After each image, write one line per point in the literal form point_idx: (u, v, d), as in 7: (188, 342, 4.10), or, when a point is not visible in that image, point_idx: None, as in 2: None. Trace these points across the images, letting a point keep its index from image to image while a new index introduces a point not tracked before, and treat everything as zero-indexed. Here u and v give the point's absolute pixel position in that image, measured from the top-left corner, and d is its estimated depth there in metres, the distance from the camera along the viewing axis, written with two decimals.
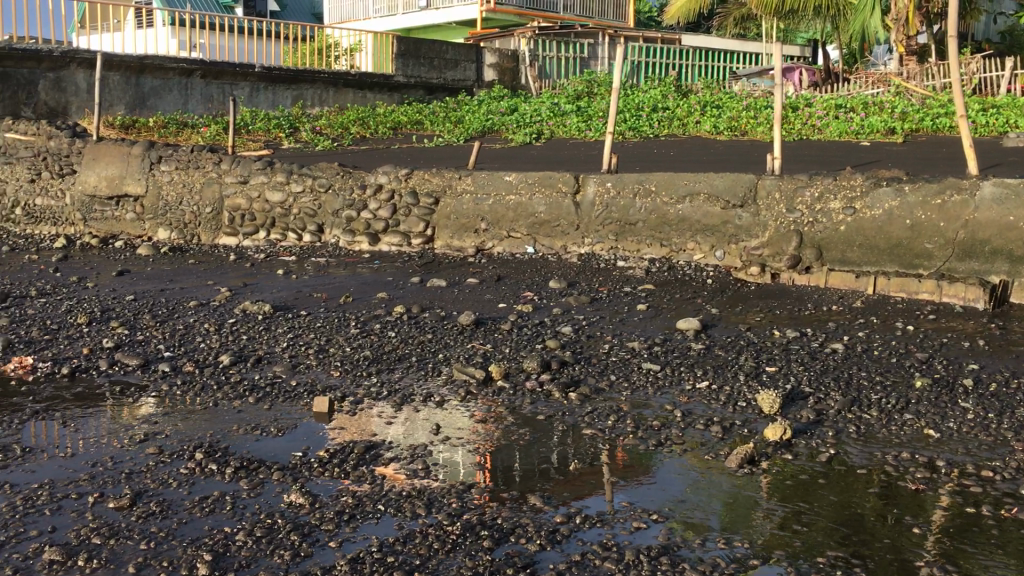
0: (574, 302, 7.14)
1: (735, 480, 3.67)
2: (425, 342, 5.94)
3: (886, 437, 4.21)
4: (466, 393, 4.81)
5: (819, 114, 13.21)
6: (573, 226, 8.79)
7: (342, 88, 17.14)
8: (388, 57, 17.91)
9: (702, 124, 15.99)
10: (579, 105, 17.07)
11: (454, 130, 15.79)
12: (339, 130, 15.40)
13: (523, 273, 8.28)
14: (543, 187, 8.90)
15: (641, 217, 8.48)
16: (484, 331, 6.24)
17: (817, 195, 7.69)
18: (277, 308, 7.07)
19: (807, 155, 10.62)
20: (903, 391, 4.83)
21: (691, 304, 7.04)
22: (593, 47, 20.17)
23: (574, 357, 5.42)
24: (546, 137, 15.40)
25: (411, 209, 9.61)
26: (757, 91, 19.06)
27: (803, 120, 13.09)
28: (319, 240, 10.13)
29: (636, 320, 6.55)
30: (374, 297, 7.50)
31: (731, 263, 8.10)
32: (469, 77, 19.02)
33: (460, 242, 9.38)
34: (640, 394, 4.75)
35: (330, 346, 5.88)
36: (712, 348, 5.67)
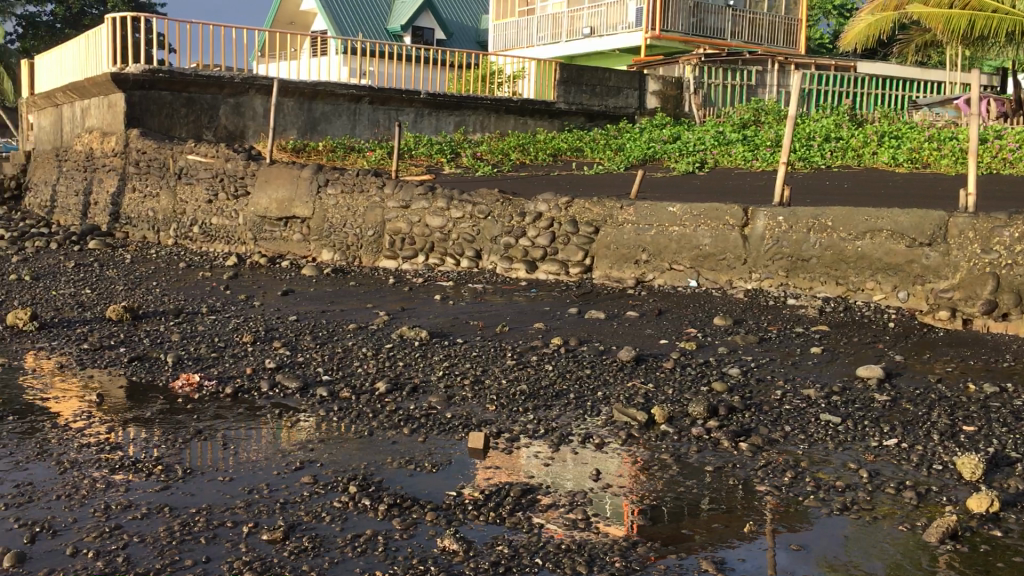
0: (740, 341, 6.75)
1: (927, 550, 3.23)
2: (583, 377, 5.71)
3: None
4: (627, 436, 4.53)
5: (1011, 147, 12.24)
6: (740, 261, 8.40)
7: (504, 115, 17.27)
8: (551, 85, 17.89)
9: (877, 156, 15.17)
10: (745, 134, 16.54)
11: (615, 158, 15.60)
12: (499, 156, 15.48)
13: (685, 308, 7.96)
14: (709, 219, 8.55)
15: (815, 253, 8.00)
16: (645, 369, 5.95)
17: (1018, 235, 6.97)
18: (433, 334, 7.03)
19: (1002, 191, 9.83)
20: None
21: (870, 349, 6.52)
22: (762, 74, 19.51)
23: (743, 403, 5.06)
24: (710, 166, 14.98)
25: (571, 238, 9.44)
26: (940, 121, 17.96)
27: (994, 153, 12.16)
28: (476, 266, 10.11)
29: (810, 365, 6.09)
30: (531, 327, 7.35)
31: (915, 306, 7.51)
32: (631, 105, 18.88)
33: (619, 273, 9.13)
34: (820, 448, 4.34)
35: (486, 378, 5.74)
36: (898, 401, 5.16)
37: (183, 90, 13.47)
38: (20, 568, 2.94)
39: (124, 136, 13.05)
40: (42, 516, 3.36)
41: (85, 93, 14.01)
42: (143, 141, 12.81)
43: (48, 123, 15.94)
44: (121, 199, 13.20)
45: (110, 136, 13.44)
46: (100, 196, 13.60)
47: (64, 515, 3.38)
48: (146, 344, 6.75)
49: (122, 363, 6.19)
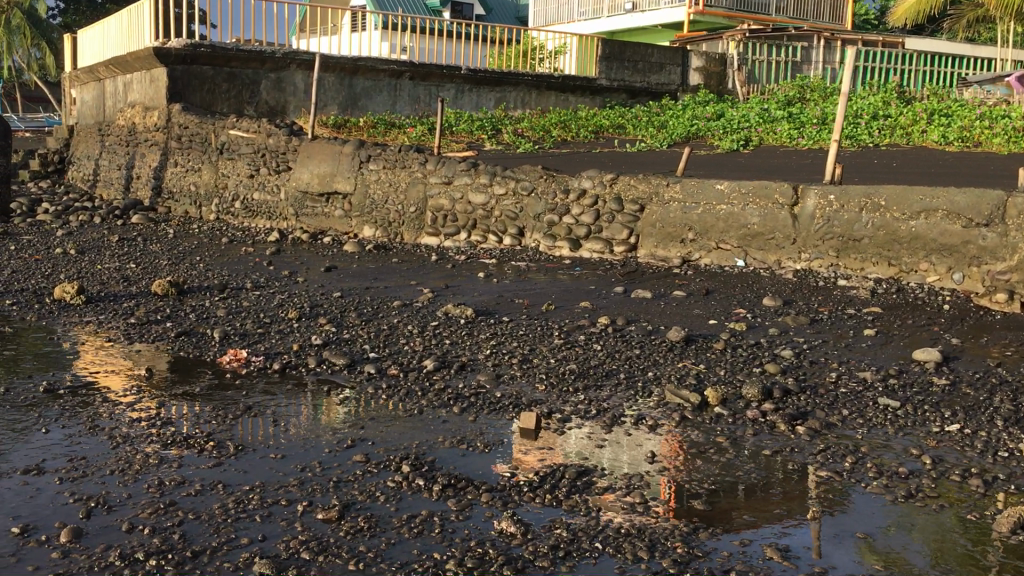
0: (791, 322, 6.62)
1: (968, 531, 3.18)
2: (632, 358, 5.63)
3: None
4: (680, 418, 4.45)
5: None
6: (789, 240, 8.25)
7: (545, 91, 17.11)
8: (593, 61, 17.66)
9: (927, 133, 14.87)
10: (790, 111, 16.24)
11: (658, 135, 15.40)
12: (540, 133, 15.34)
13: (733, 288, 7.84)
14: (758, 198, 8.40)
15: (867, 233, 7.83)
16: (695, 350, 5.85)
17: None
18: (479, 312, 6.97)
19: None
20: None
21: (925, 331, 6.36)
22: (807, 50, 19.13)
23: (798, 385, 4.95)
24: (755, 144, 14.75)
25: (615, 216, 9.33)
26: (992, 99, 17.51)
27: None
28: (519, 244, 10.04)
29: (864, 347, 5.95)
30: (577, 306, 7.28)
31: (971, 288, 7.29)
32: (674, 81, 18.65)
33: (665, 251, 9.01)
34: (880, 432, 4.22)
35: (534, 357, 5.68)
36: (958, 385, 5.01)
37: (224, 65, 13.47)
38: (78, 543, 2.93)
39: (167, 111, 13.11)
40: (97, 490, 3.36)
41: (127, 67, 14.09)
42: (186, 116, 12.85)
43: (91, 97, 16.07)
44: (163, 174, 13.28)
45: (151, 110, 13.51)
46: (143, 170, 13.69)
47: (119, 490, 3.37)
48: (192, 318, 6.77)
49: (169, 337, 6.21)
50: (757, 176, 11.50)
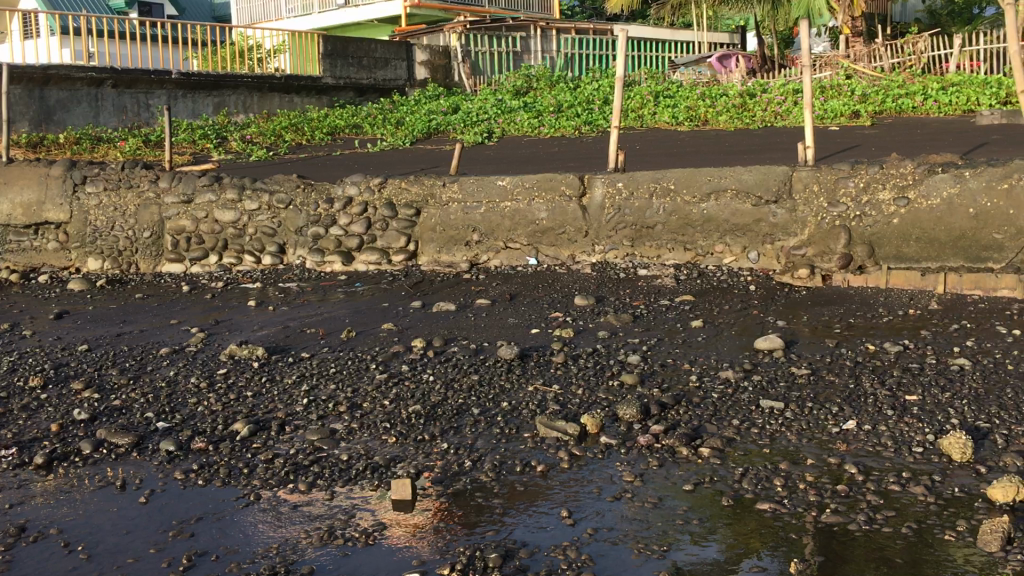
0: (615, 321, 6.23)
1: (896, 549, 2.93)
2: (475, 386, 4.95)
3: None
4: (570, 458, 3.86)
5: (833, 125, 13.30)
6: (581, 234, 7.86)
7: (267, 93, 15.65)
8: (314, 59, 16.56)
9: (657, 115, 15.25)
10: (526, 101, 16.12)
11: (398, 132, 14.47)
12: (272, 138, 13.92)
13: (536, 289, 7.37)
14: (543, 191, 7.96)
15: (660, 219, 7.58)
16: (536, 367, 5.28)
17: (862, 185, 6.80)
18: (270, 351, 6.00)
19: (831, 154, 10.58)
20: None
21: (747, 317, 6.18)
22: (526, 40, 19.32)
23: (670, 396, 4.49)
24: (498, 136, 14.39)
25: (389, 223, 8.47)
26: (703, 78, 18.53)
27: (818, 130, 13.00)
28: (281, 262, 8.88)
29: (702, 342, 5.64)
30: (380, 329, 6.46)
31: (767, 266, 7.23)
32: (401, 77, 17.80)
33: (449, 256, 8.30)
34: (784, 441, 3.84)
35: (362, 400, 4.84)
36: (820, 373, 4.76)
37: None
38: None
39: None
40: None
41: None
42: None
43: None
44: None
45: None
46: None
47: None
48: None
49: None
50: (538, 169, 10.98)
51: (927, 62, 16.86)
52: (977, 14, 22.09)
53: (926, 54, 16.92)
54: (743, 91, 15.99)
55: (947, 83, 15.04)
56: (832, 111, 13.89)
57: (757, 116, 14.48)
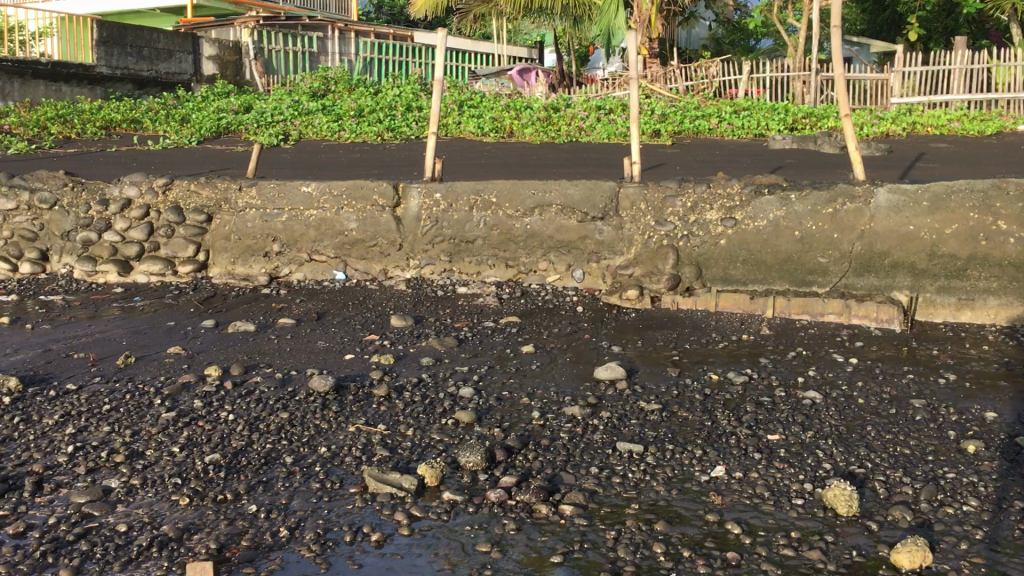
0: (438, 346, 5.64)
1: None
2: (285, 427, 4.20)
3: (1006, 524, 3.12)
4: (410, 521, 3.24)
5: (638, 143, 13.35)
6: (394, 247, 7.20)
7: (30, 79, 13.57)
8: (86, 46, 14.75)
9: (462, 124, 14.76)
10: (324, 103, 15.20)
11: (183, 130, 13.09)
12: (35, 129, 12.21)
13: (345, 308, 6.64)
14: (353, 200, 7.24)
15: (480, 233, 7.06)
16: (354, 402, 4.59)
17: (689, 205, 6.62)
18: (27, 382, 4.94)
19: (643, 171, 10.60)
20: (935, 446, 3.80)
21: (579, 342, 5.78)
22: (323, 41, 18.49)
23: (516, 439, 3.98)
24: (294, 139, 13.40)
25: (175, 229, 7.45)
26: (505, 90, 18.31)
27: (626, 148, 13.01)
28: (42, 270, 7.57)
29: (537, 370, 5.16)
30: (165, 354, 5.53)
31: (592, 285, 6.89)
32: (186, 70, 16.32)
33: (245, 268, 7.39)
34: (652, 493, 3.42)
35: (146, 448, 3.97)
36: (670, 409, 4.41)
37: None
38: None
39: None
40: None
41: None
42: None
43: None
44: None
45: None
46: None
47: None
48: None
49: None
50: (342, 176, 10.17)
51: (718, 86, 17.42)
52: (751, 45, 23.44)
53: (718, 78, 17.55)
54: (547, 105, 15.89)
55: (740, 107, 15.57)
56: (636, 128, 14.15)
57: (563, 130, 14.37)
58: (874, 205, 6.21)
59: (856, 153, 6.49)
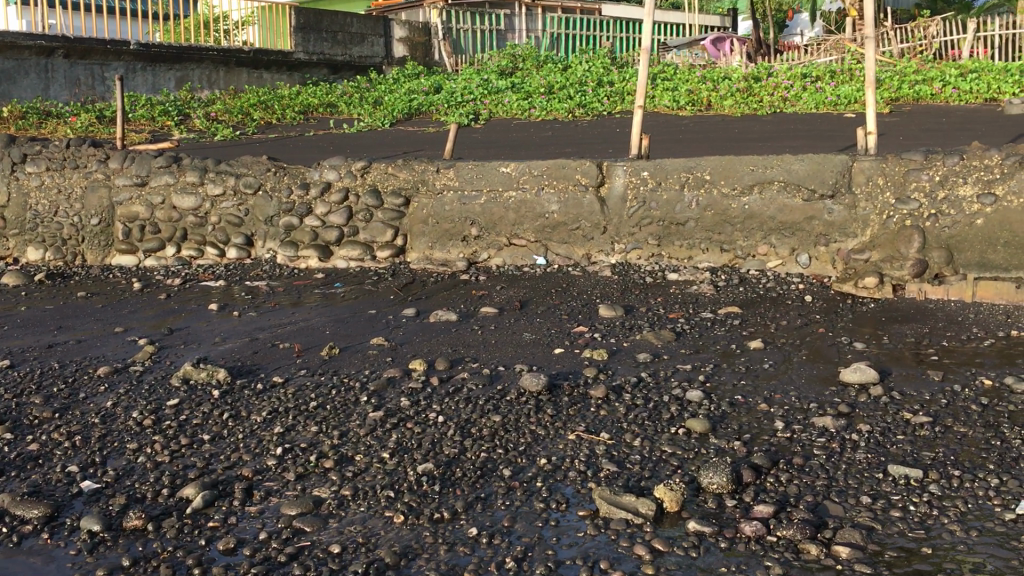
0: (654, 340, 5.15)
1: None
2: (498, 433, 3.84)
3: None
4: (654, 558, 2.80)
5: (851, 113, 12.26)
6: (598, 230, 6.74)
7: (234, 68, 14.14)
8: (284, 33, 14.99)
9: (657, 98, 14.06)
10: (513, 81, 14.92)
11: (376, 112, 13.15)
12: (239, 116, 12.56)
13: (549, 296, 6.25)
14: (555, 180, 6.80)
15: (692, 215, 6.48)
16: (570, 404, 4.17)
17: (938, 179, 5.82)
18: (235, 375, 4.83)
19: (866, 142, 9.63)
20: None
21: (814, 337, 5.11)
22: (510, 18, 18.23)
23: (763, 455, 3.45)
24: (485, 118, 13.17)
25: (373, 213, 7.29)
26: (699, 61, 17.43)
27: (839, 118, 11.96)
28: (248, 255, 7.64)
29: (772, 370, 4.56)
30: (369, 346, 5.32)
31: (820, 271, 6.19)
32: (378, 54, 16.30)
33: (444, 253, 7.15)
34: (947, 536, 2.83)
35: (355, 453, 3.71)
36: (943, 423, 3.72)
37: None
38: None
39: None
40: None
41: None
42: None
43: None
44: None
45: None
46: None
47: None
48: None
49: None
50: (539, 154, 9.79)
51: (938, 48, 15.90)
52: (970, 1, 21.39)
53: (938, 39, 16.02)
54: (747, 75, 14.95)
55: (967, 69, 14.06)
56: (846, 96, 13.03)
57: (766, 101, 13.45)
58: None
59: None
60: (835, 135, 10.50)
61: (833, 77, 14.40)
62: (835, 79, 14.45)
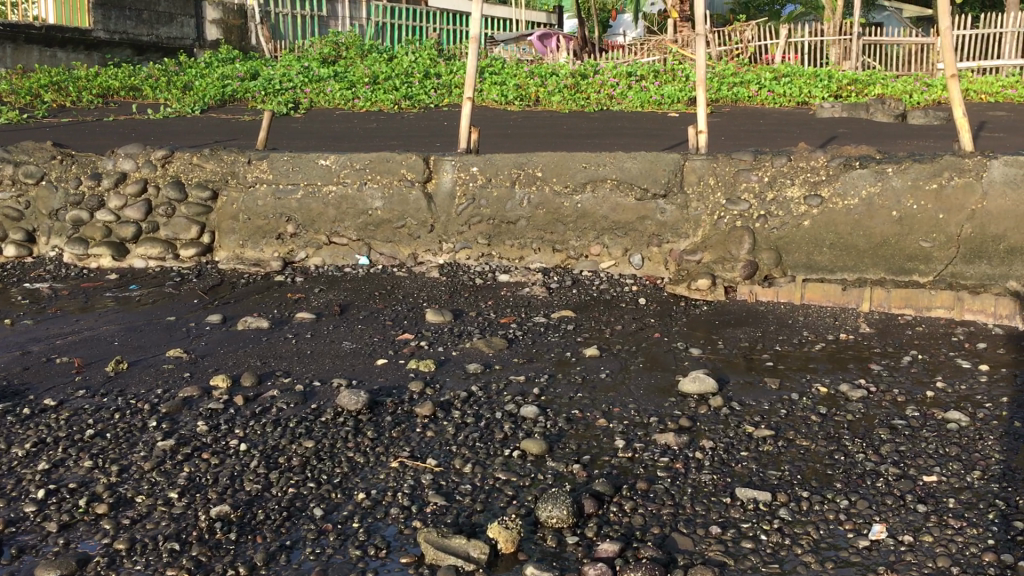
0: (485, 348, 4.79)
1: None
2: (311, 462, 3.36)
3: None
4: None
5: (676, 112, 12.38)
6: (425, 228, 6.33)
7: (23, 45, 12.77)
8: (83, 9, 13.66)
9: (484, 92, 13.77)
10: (336, 70, 14.26)
11: (186, 98, 12.18)
12: (27, 97, 11.32)
13: (371, 299, 5.78)
14: (378, 174, 6.33)
15: (523, 213, 6.17)
16: (394, 425, 3.74)
17: (767, 179, 5.75)
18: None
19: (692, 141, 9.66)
20: None
21: (649, 343, 4.90)
22: (332, 5, 17.54)
23: (604, 480, 3.15)
24: (305, 107, 12.48)
25: (176, 208, 6.58)
26: (527, 56, 17.31)
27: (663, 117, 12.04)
28: (30, 254, 6.73)
29: (609, 380, 4.30)
30: (165, 359, 4.70)
31: (653, 273, 6.04)
32: (189, 36, 15.22)
33: (256, 252, 6.54)
34: (802, 571, 2.62)
35: (137, 494, 3.14)
36: (787, 437, 3.54)
37: None
38: None
39: None
40: None
41: None
42: None
43: None
44: None
45: None
46: None
47: None
48: None
49: None
50: (362, 146, 9.26)
51: (754, 52, 16.44)
52: (779, 10, 22.38)
53: (753, 43, 16.57)
54: (574, 71, 14.91)
55: (781, 73, 14.57)
56: (669, 96, 13.19)
57: (593, 98, 13.43)
58: (987, 180, 5.26)
59: (962, 120, 5.80)
60: (661, 134, 10.52)
61: (657, 77, 14.59)
62: (658, 78, 14.63)
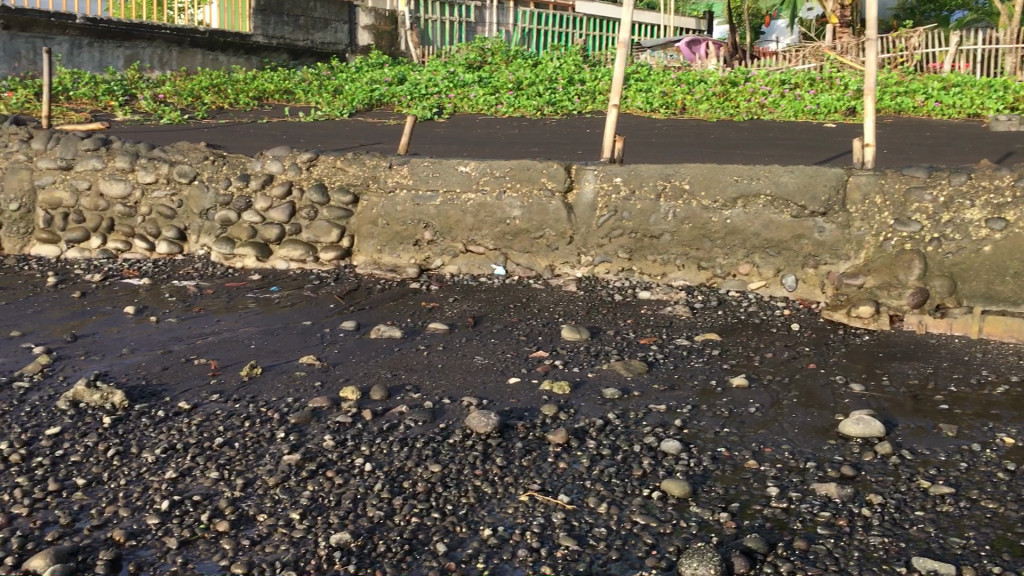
0: (624, 371, 4.50)
1: None
2: (437, 489, 3.17)
3: None
4: None
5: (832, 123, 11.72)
6: (563, 239, 6.09)
7: (188, 48, 13.27)
8: (244, 15, 14.13)
9: (629, 99, 13.44)
10: (481, 75, 14.23)
11: (335, 101, 12.37)
12: (187, 99, 11.73)
13: (506, 312, 5.59)
14: (518, 182, 6.13)
15: (668, 227, 5.84)
16: (525, 452, 3.51)
17: (943, 199, 5.25)
18: (134, 398, 4.11)
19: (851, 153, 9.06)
20: None
21: (804, 374, 4.50)
22: (481, 11, 17.58)
23: (757, 535, 2.82)
24: (449, 112, 12.47)
25: (318, 211, 6.57)
26: (674, 63, 16.85)
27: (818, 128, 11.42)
28: (180, 251, 6.88)
29: (759, 415, 3.93)
30: (297, 365, 4.62)
31: (807, 296, 5.59)
32: (342, 41, 15.47)
33: (393, 257, 6.46)
34: None
35: (258, 512, 3.02)
36: (969, 496, 3.11)
37: None
38: None
39: None
40: None
41: None
42: None
43: None
44: None
45: None
46: None
47: None
48: None
49: None
50: (503, 153, 9.13)
51: (919, 60, 15.47)
52: (947, 15, 21.06)
53: (919, 51, 15.61)
54: (723, 78, 14.38)
55: (949, 83, 13.62)
56: (825, 106, 12.52)
57: (743, 106, 12.90)
58: None
59: None
60: (815, 146, 9.95)
61: (812, 85, 13.90)
62: (813, 86, 13.93)
